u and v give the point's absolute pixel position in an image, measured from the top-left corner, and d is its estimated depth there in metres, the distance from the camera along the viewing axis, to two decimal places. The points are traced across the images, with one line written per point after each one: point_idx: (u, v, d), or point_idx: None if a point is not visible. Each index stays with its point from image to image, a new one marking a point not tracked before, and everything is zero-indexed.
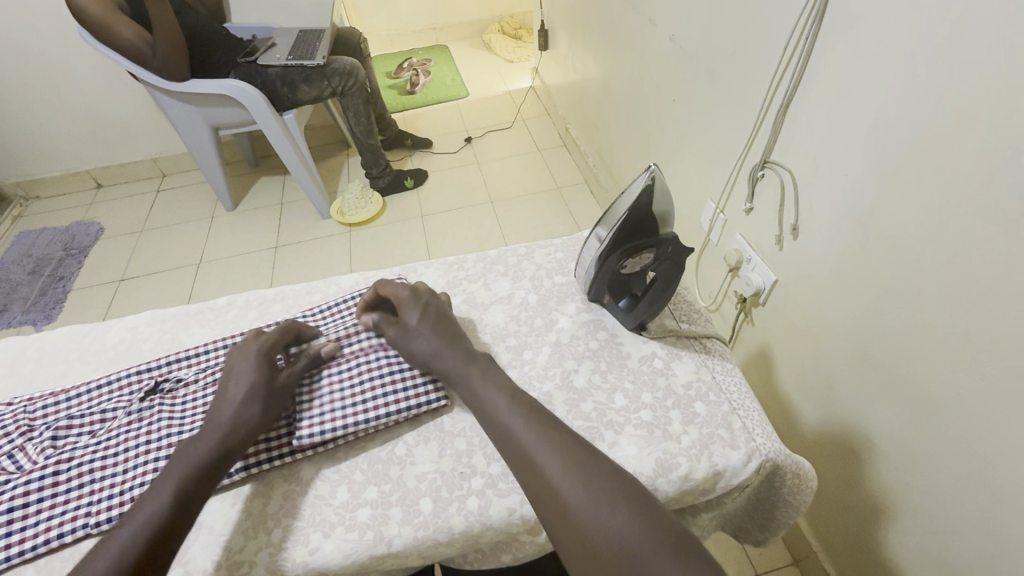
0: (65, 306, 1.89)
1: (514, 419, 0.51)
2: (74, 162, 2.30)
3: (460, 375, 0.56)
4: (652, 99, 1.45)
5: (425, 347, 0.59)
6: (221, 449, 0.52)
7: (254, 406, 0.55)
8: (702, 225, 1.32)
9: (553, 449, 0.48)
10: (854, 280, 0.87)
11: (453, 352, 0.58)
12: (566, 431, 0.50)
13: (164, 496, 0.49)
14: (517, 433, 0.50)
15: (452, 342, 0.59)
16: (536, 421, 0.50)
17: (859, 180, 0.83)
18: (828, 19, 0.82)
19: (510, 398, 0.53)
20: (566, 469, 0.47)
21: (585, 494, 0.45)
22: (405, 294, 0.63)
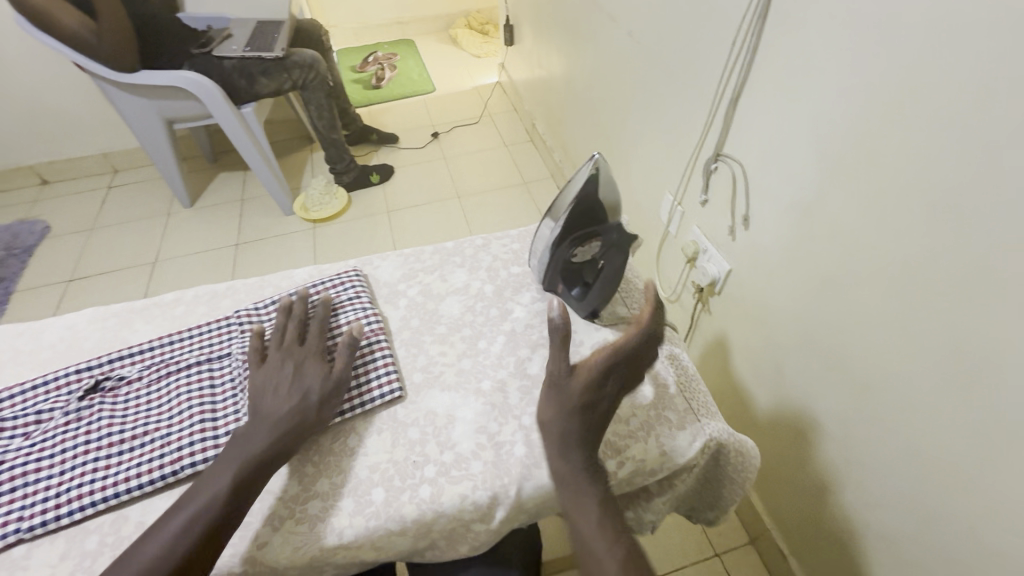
0: (7, 308, 1.80)
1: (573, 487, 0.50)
2: (15, 156, 2.18)
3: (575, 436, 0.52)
4: (613, 94, 1.48)
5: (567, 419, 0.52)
6: (280, 446, 0.52)
7: (317, 406, 0.55)
8: (661, 218, 1.35)
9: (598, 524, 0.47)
10: (801, 268, 0.91)
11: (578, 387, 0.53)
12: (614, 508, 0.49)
13: (221, 488, 0.48)
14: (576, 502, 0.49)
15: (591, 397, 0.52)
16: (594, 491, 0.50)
17: (805, 170, 0.86)
18: (774, 16, 0.85)
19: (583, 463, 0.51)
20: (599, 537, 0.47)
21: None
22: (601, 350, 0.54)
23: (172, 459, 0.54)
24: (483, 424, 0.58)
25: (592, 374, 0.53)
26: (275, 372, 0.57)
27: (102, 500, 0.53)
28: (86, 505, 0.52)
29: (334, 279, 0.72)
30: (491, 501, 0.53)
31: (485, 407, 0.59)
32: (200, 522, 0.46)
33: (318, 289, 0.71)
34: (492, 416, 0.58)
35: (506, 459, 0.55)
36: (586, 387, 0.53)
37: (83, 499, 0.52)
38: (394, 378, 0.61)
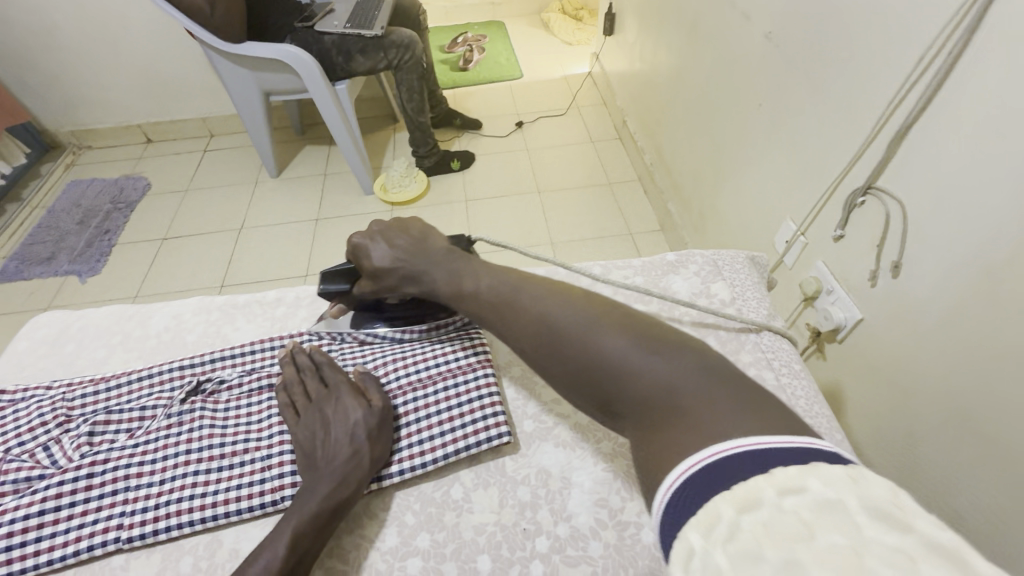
0: (109, 259, 1.92)
1: (524, 291, 0.55)
2: (125, 115, 2.31)
3: (455, 263, 0.60)
4: (732, 102, 1.34)
5: (492, 289, 0.56)
6: (341, 496, 0.48)
7: (368, 445, 0.51)
8: (776, 247, 1.22)
9: (561, 310, 0.52)
10: (970, 339, 0.76)
11: (415, 263, 0.60)
12: (573, 292, 0.54)
13: (281, 548, 0.44)
14: (532, 304, 0.54)
15: (417, 257, 0.60)
16: (546, 291, 0.54)
17: (996, 225, 0.71)
18: (984, 33, 0.69)
19: (517, 274, 0.58)
20: (566, 320, 0.51)
21: (615, 349, 0.48)
22: (371, 252, 0.61)
23: (272, 487, 0.51)
24: (603, 497, 0.51)
25: (400, 250, 0.60)
26: (315, 422, 0.53)
27: (200, 520, 0.50)
28: (184, 523, 0.50)
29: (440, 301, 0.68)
30: None
31: (606, 474, 0.52)
32: None
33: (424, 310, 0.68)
34: (614, 487, 0.51)
35: (631, 547, 0.47)
36: (415, 260, 0.60)
37: (181, 517, 0.50)
38: (502, 421, 0.54)
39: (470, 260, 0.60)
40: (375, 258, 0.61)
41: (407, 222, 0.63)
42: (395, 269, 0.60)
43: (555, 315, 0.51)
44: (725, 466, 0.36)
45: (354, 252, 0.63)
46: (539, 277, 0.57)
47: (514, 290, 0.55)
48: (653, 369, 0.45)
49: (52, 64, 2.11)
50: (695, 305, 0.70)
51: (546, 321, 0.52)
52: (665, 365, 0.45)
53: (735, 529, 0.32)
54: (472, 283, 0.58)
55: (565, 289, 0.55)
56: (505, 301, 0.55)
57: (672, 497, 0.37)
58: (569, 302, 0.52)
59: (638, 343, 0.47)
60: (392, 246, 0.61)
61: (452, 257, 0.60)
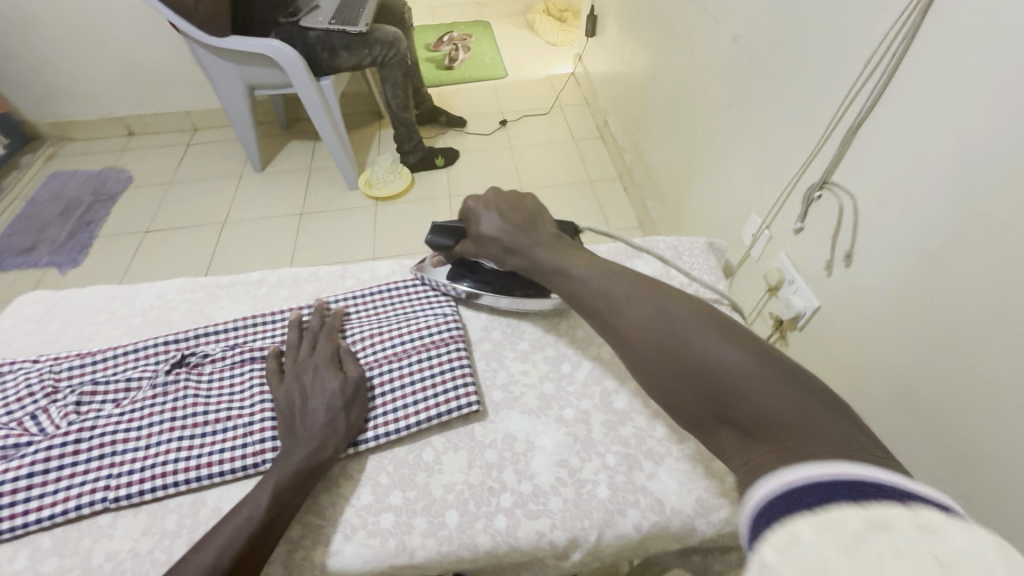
0: (91, 251, 1.91)
1: (634, 291, 0.54)
2: (107, 107, 2.30)
3: (557, 254, 0.62)
4: (704, 102, 1.40)
5: (599, 278, 0.57)
6: (318, 458, 0.51)
7: (345, 412, 0.54)
8: (743, 240, 1.28)
9: (675, 312, 0.50)
10: (913, 321, 0.82)
11: (520, 238, 0.64)
12: (684, 297, 0.52)
13: (260, 504, 0.47)
14: (642, 303, 0.52)
15: (524, 233, 0.64)
16: (656, 292, 0.53)
17: (933, 215, 0.77)
18: (924, 37, 0.75)
19: (628, 276, 0.57)
20: (681, 322, 0.49)
21: (728, 355, 0.45)
22: (481, 215, 0.66)
23: (254, 451, 0.54)
24: (563, 457, 0.55)
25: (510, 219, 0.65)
26: (297, 390, 0.56)
27: (184, 482, 0.53)
28: (169, 484, 0.53)
29: (416, 283, 0.72)
30: (570, 542, 0.50)
31: (567, 438, 0.57)
32: (242, 535, 0.45)
33: (400, 291, 0.72)
34: (574, 449, 0.56)
35: (588, 500, 0.52)
36: (521, 236, 0.64)
37: (166, 479, 0.53)
38: (472, 391, 0.58)
39: (580, 256, 0.62)
40: (483, 222, 0.66)
41: (524, 199, 0.68)
42: (499, 239, 0.64)
43: (667, 318, 0.50)
44: (852, 479, 0.31)
45: (468, 214, 0.69)
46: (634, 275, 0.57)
47: (623, 289, 0.55)
48: (769, 385, 0.42)
49: (33, 55, 2.10)
50: None
51: (655, 323, 0.50)
52: (784, 383, 0.42)
53: (859, 538, 0.26)
54: (576, 279, 0.59)
55: (676, 294, 0.53)
56: (614, 298, 0.55)
57: (787, 490, 0.33)
58: (682, 308, 0.51)
59: (755, 355, 0.45)
60: (502, 215, 0.66)
61: (556, 242, 0.64)
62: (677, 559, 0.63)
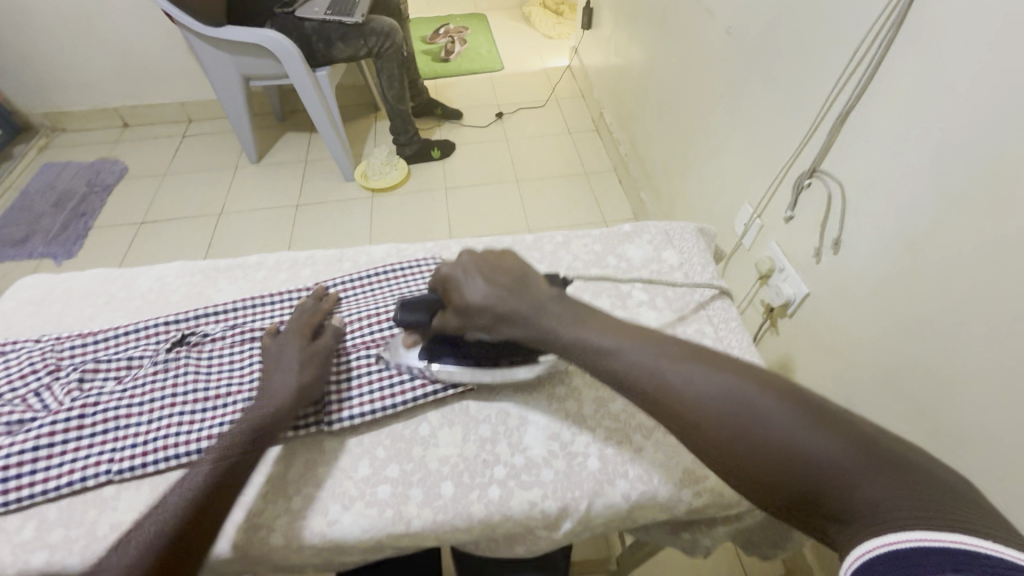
0: (86, 242, 1.91)
1: (688, 369, 0.47)
2: (101, 98, 2.29)
3: (576, 320, 0.53)
4: (696, 93, 1.41)
5: (638, 355, 0.49)
6: (269, 423, 0.54)
7: (300, 383, 0.57)
8: (735, 229, 1.30)
9: (743, 389, 0.44)
10: (894, 307, 0.85)
11: (518, 303, 0.54)
12: (748, 370, 0.46)
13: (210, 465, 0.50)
14: (703, 380, 0.46)
15: (521, 298, 0.54)
16: (714, 365, 0.47)
17: (914, 204, 0.80)
18: (909, 28, 0.77)
19: (673, 347, 0.50)
20: (753, 403, 0.43)
21: (814, 436, 0.40)
22: (462, 280, 0.56)
23: None
24: (555, 432, 0.58)
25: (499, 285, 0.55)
26: (265, 360, 0.59)
27: (185, 454, 0.54)
28: (170, 457, 0.54)
29: (414, 264, 0.74)
30: (560, 510, 0.53)
31: (558, 414, 0.60)
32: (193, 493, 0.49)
33: (397, 272, 0.73)
34: (565, 423, 0.59)
35: (578, 472, 0.55)
36: (518, 302, 0.54)
37: (168, 451, 0.54)
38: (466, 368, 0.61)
39: (611, 322, 0.53)
40: (467, 291, 0.55)
41: (504, 256, 0.59)
42: (490, 308, 0.54)
43: (742, 397, 0.44)
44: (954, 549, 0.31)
45: (443, 281, 0.58)
46: (673, 338, 0.50)
47: (672, 362, 0.48)
48: (883, 476, 0.37)
49: (25, 46, 2.09)
50: (648, 269, 0.77)
51: (729, 404, 0.44)
52: (894, 468, 0.37)
53: None
54: (619, 354, 0.50)
55: (738, 366, 0.47)
56: (666, 377, 0.47)
57: (895, 554, 0.32)
58: (756, 386, 0.44)
59: (853, 437, 0.39)
60: (488, 280, 0.56)
61: (563, 304, 0.54)
62: (667, 536, 0.65)
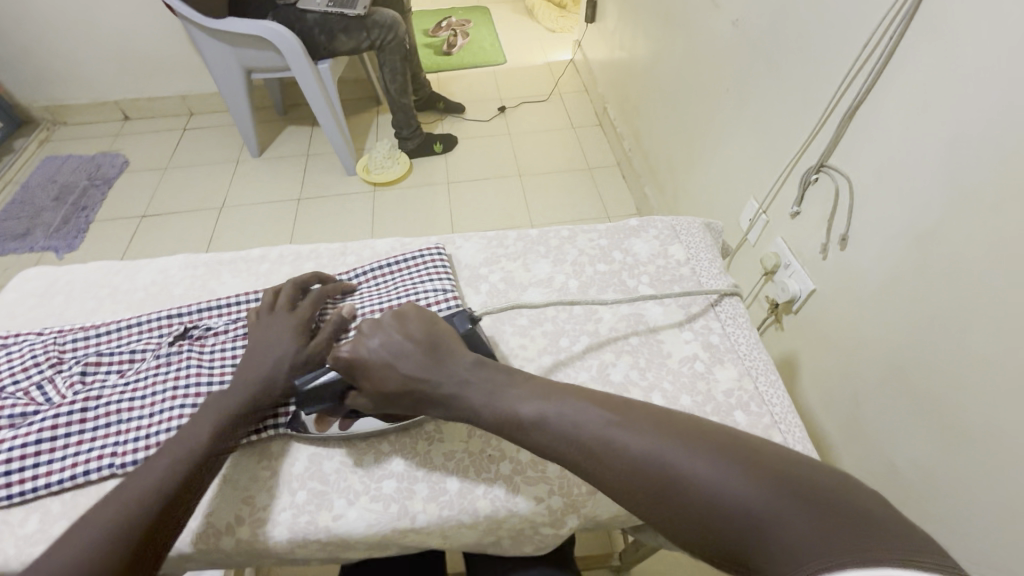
0: (86, 236, 1.90)
1: (616, 429, 0.46)
2: (102, 91, 2.27)
3: (495, 390, 0.51)
4: (702, 88, 1.40)
5: (564, 424, 0.47)
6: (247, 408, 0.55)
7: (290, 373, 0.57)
8: (740, 225, 1.30)
9: (668, 445, 0.44)
10: (900, 304, 0.84)
11: (442, 384, 0.52)
12: (669, 423, 0.46)
13: (195, 443, 0.51)
14: (631, 439, 0.45)
15: (445, 375, 0.53)
16: (638, 422, 0.46)
17: (922, 202, 0.79)
18: (919, 22, 0.76)
19: (594, 403, 0.48)
20: (679, 457, 0.43)
21: (740, 488, 0.40)
22: (379, 362, 0.53)
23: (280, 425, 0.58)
24: None
25: (416, 365, 0.53)
26: (260, 336, 0.60)
27: None
28: None
29: (418, 257, 0.73)
30: (565, 506, 0.54)
31: None
32: (175, 470, 0.49)
33: (401, 265, 0.73)
34: None
35: None
36: (442, 382, 0.52)
37: None
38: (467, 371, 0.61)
39: (531, 386, 0.51)
40: (383, 378, 0.53)
41: (407, 321, 0.56)
42: (411, 391, 0.53)
43: (663, 456, 0.43)
44: None
45: (349, 364, 0.54)
46: (585, 396, 0.49)
47: (596, 427, 0.46)
48: (801, 516, 0.37)
49: (24, 38, 2.07)
50: (654, 264, 0.76)
51: (654, 462, 0.43)
52: (811, 512, 0.37)
53: None
54: (545, 422, 0.48)
55: (658, 420, 0.46)
56: (595, 439, 0.46)
57: None
58: (677, 440, 0.44)
59: (769, 482, 0.39)
60: (402, 360, 0.53)
61: (483, 372, 0.53)
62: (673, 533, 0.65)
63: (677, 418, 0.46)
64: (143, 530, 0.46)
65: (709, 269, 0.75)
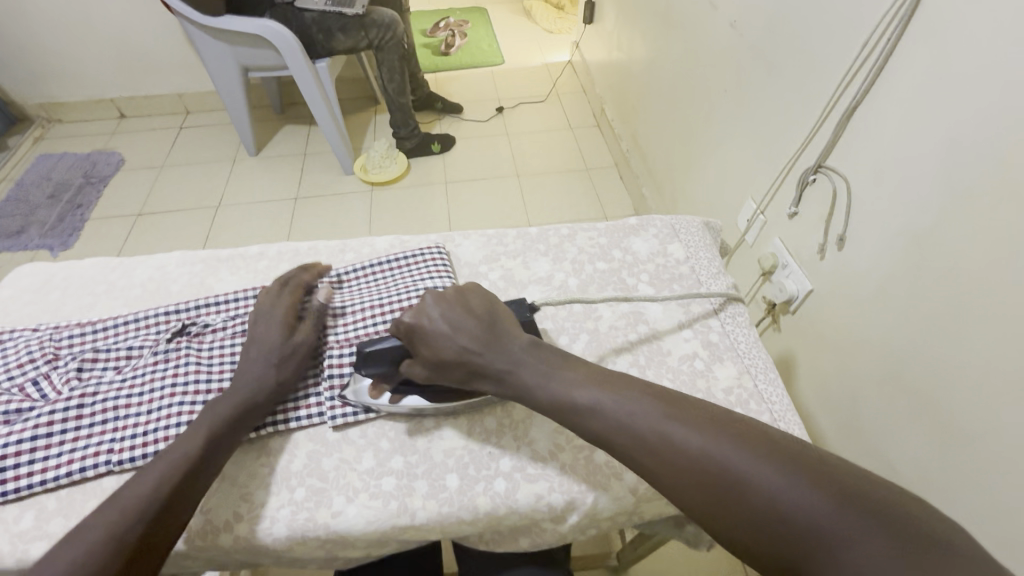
0: (81, 234, 1.89)
1: (670, 426, 0.46)
2: (97, 89, 2.26)
3: (550, 371, 0.52)
4: (700, 89, 1.41)
5: (618, 412, 0.48)
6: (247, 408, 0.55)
7: (281, 369, 0.58)
8: (738, 225, 1.30)
9: (723, 445, 0.43)
10: (897, 304, 0.85)
11: (496, 358, 0.53)
12: (726, 422, 0.45)
13: (193, 443, 0.51)
14: (684, 437, 0.45)
15: (499, 352, 0.54)
16: (692, 420, 0.46)
17: (919, 202, 0.80)
18: (917, 24, 0.77)
19: (649, 396, 0.48)
20: (734, 459, 0.42)
21: (796, 495, 0.39)
22: (435, 333, 0.54)
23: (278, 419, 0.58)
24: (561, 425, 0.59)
25: (474, 339, 0.54)
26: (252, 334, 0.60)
27: None
28: None
29: (417, 254, 0.73)
30: (565, 504, 0.54)
31: None
32: (175, 471, 0.49)
33: (400, 262, 0.73)
34: None
35: (583, 465, 0.55)
36: (496, 358, 0.53)
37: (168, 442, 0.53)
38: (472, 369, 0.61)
39: (589, 374, 0.52)
40: (438, 347, 0.54)
41: (468, 297, 0.57)
42: (465, 363, 0.53)
43: (720, 454, 0.43)
44: None
45: (408, 332, 0.56)
46: (643, 386, 0.49)
47: (651, 420, 0.46)
48: (868, 530, 0.36)
49: (19, 35, 2.06)
50: (654, 263, 0.76)
51: (710, 459, 0.43)
52: (869, 526, 0.37)
53: None
54: (598, 411, 0.48)
55: (714, 418, 0.46)
56: (647, 433, 0.46)
57: None
58: (733, 441, 0.43)
59: (827, 492, 0.39)
60: (459, 333, 0.54)
61: (539, 353, 0.54)
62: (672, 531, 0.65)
63: (733, 418, 0.46)
64: (143, 527, 0.46)
65: (709, 268, 0.75)
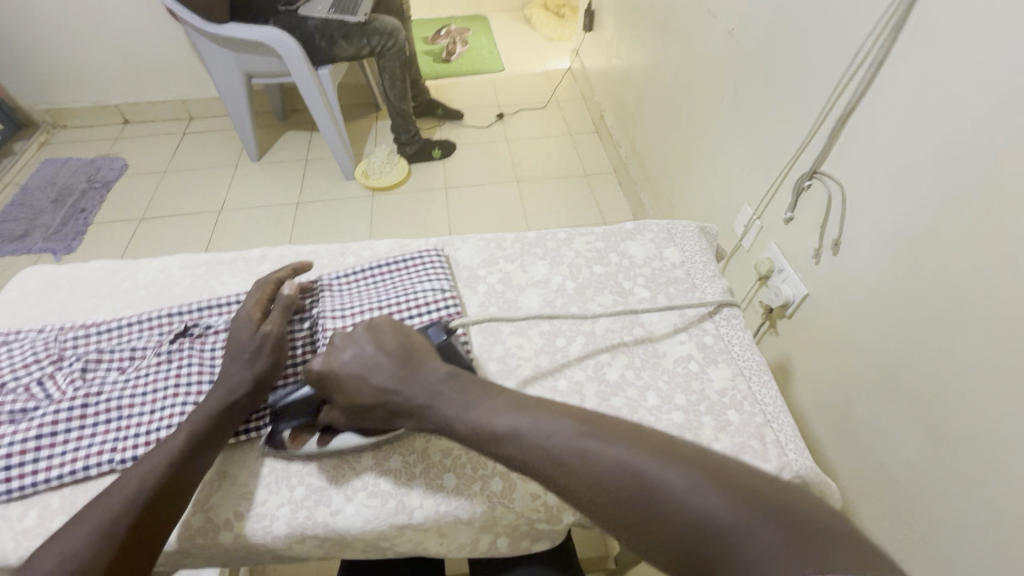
0: (85, 238, 1.91)
1: (593, 444, 0.46)
2: (102, 95, 2.29)
3: (469, 399, 0.52)
4: (697, 96, 1.42)
5: (537, 435, 0.47)
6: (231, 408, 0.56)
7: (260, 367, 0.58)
8: (735, 230, 1.31)
9: (644, 460, 0.44)
10: (891, 307, 0.86)
11: (410, 394, 0.53)
12: (645, 436, 0.46)
13: (177, 443, 0.52)
14: (607, 452, 0.45)
15: (413, 386, 0.53)
16: (613, 437, 0.46)
17: (912, 206, 0.81)
18: (909, 33, 0.78)
19: (569, 416, 0.48)
20: (654, 472, 0.43)
21: (712, 504, 0.40)
22: (347, 375, 0.55)
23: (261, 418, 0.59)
24: None
25: (384, 375, 0.54)
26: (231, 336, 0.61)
27: None
28: None
29: (416, 258, 0.74)
30: (560, 503, 0.54)
31: None
32: (157, 471, 0.50)
33: (399, 265, 0.74)
34: None
35: None
36: (412, 394, 0.53)
37: None
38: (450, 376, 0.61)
39: (508, 398, 0.51)
40: (352, 390, 0.54)
41: (381, 333, 0.58)
42: (382, 402, 0.54)
43: (638, 467, 0.43)
44: None
45: (320, 376, 0.56)
46: (556, 408, 0.49)
47: (569, 442, 0.46)
48: (778, 533, 0.38)
49: (26, 41, 2.08)
50: (649, 267, 0.77)
51: (630, 473, 0.43)
52: (778, 529, 0.38)
53: None
54: (517, 434, 0.48)
55: (633, 434, 0.47)
56: (569, 452, 0.46)
57: None
58: (651, 456, 0.44)
59: (738, 498, 0.40)
60: (371, 371, 0.55)
61: (456, 383, 0.53)
62: None
63: (649, 433, 0.47)
64: (132, 521, 0.47)
65: (703, 272, 0.76)
